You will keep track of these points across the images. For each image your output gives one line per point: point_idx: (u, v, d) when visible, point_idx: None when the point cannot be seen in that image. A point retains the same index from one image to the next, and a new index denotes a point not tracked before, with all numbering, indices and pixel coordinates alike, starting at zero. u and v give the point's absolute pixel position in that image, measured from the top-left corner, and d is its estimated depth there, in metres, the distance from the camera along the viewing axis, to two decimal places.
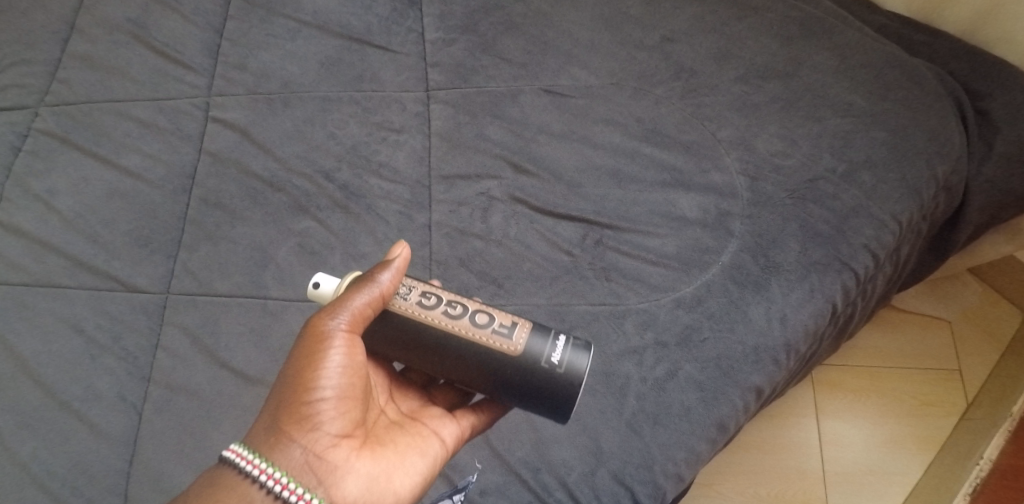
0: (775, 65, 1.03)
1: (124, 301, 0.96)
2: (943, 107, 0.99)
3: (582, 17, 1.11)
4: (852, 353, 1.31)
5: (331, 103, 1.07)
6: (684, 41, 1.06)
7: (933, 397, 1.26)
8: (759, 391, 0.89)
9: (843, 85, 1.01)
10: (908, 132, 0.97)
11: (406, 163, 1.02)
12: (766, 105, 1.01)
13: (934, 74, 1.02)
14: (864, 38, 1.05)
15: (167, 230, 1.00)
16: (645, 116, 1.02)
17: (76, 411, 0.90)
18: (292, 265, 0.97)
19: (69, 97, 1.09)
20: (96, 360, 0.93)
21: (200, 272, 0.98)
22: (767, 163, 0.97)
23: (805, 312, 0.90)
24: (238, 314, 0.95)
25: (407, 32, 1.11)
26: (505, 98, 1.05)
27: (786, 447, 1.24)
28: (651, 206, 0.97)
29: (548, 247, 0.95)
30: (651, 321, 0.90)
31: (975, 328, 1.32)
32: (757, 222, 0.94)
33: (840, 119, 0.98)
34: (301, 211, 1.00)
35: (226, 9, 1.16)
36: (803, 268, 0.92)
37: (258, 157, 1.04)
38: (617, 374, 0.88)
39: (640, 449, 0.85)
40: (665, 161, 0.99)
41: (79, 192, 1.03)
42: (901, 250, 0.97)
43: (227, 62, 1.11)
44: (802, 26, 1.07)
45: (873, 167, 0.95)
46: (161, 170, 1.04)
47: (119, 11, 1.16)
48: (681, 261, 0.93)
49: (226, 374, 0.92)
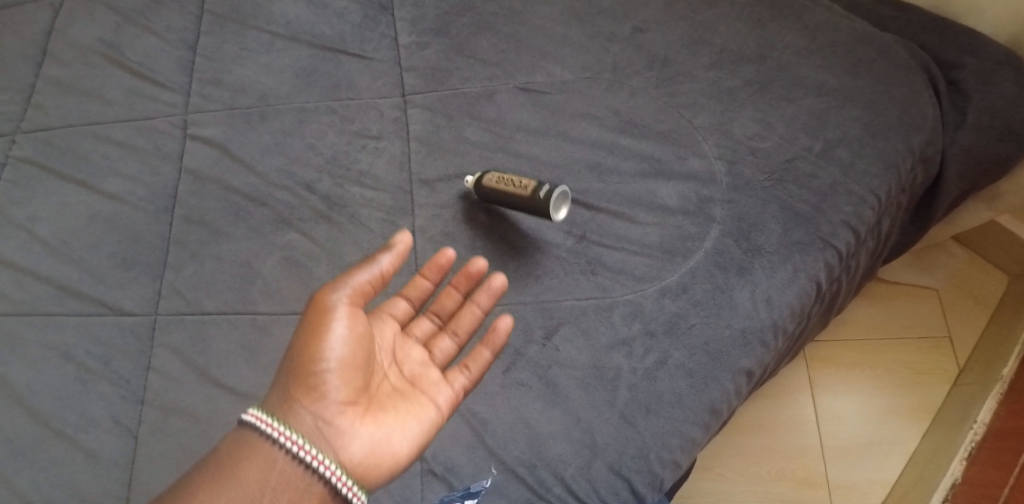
0: (747, 49, 1.04)
1: (112, 325, 0.96)
2: (914, 79, 1.00)
3: (553, 12, 1.11)
4: (843, 328, 1.32)
5: (309, 114, 1.07)
6: (655, 30, 1.07)
7: (926, 365, 1.27)
8: (749, 374, 0.90)
9: (815, 64, 1.02)
10: (880, 107, 0.98)
11: (386, 169, 1.02)
12: (740, 89, 1.01)
13: (903, 47, 1.03)
14: (834, 16, 1.06)
15: (151, 251, 1.00)
16: (621, 108, 1.02)
17: (72, 438, 0.91)
18: (279, 279, 0.97)
19: (44, 122, 1.09)
20: (89, 385, 0.93)
21: (187, 291, 0.98)
22: (744, 146, 0.98)
23: (790, 292, 0.91)
24: (227, 332, 0.95)
25: (380, 38, 1.11)
26: (481, 98, 1.05)
27: (783, 426, 1.25)
28: (632, 197, 0.98)
29: (533, 245, 0.96)
30: (638, 311, 0.91)
31: (963, 294, 1.32)
32: (737, 206, 0.95)
33: (814, 98, 0.99)
34: (286, 224, 1.01)
35: (197, 25, 1.15)
36: (785, 249, 0.93)
37: (239, 172, 1.04)
38: (607, 367, 0.89)
39: (635, 439, 0.86)
40: (644, 151, 1.00)
41: (61, 218, 1.03)
42: (881, 223, 0.98)
43: (202, 79, 1.11)
44: (772, 7, 1.07)
45: (848, 144, 0.96)
46: (142, 192, 1.04)
47: (91, 32, 1.16)
48: (665, 250, 0.94)
49: (220, 392, 0.92)
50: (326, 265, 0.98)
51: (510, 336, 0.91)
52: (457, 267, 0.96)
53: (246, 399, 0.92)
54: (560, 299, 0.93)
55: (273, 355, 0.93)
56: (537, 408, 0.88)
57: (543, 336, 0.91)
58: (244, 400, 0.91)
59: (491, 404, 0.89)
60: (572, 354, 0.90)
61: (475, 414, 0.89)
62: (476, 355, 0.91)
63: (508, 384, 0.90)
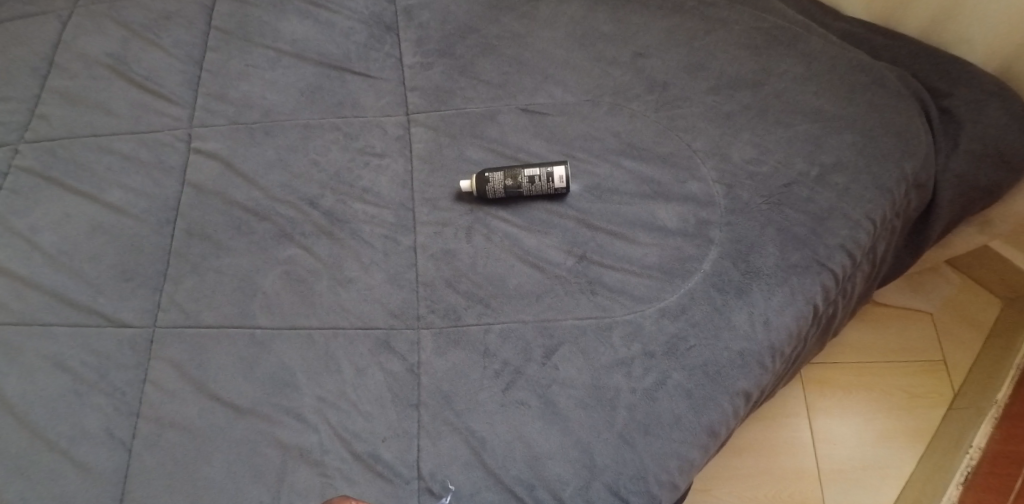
0: (745, 75, 1.06)
1: (110, 337, 0.96)
2: (907, 106, 1.02)
3: (556, 35, 1.13)
4: (838, 351, 1.33)
5: (313, 130, 1.08)
6: (655, 55, 1.09)
7: (920, 388, 1.28)
8: (747, 396, 0.91)
9: (811, 90, 1.04)
10: (875, 133, 1.00)
11: (389, 186, 1.03)
12: (739, 114, 1.03)
13: (896, 75, 1.05)
14: (829, 44, 1.08)
15: (151, 263, 1.00)
16: (621, 130, 1.04)
17: (66, 451, 0.90)
18: (279, 294, 0.98)
19: (49, 133, 1.10)
20: (84, 397, 0.93)
21: (187, 304, 0.97)
22: (742, 170, 0.99)
23: (788, 314, 0.92)
24: (226, 346, 0.95)
25: (385, 57, 1.13)
26: (483, 118, 1.07)
27: (780, 448, 1.25)
28: (633, 218, 0.99)
29: (533, 264, 0.97)
30: (637, 332, 0.92)
31: (956, 319, 1.34)
32: (735, 229, 0.96)
33: (810, 124, 1.01)
34: (287, 239, 1.01)
35: (204, 40, 1.16)
36: (782, 271, 0.94)
37: (241, 187, 1.04)
38: (606, 387, 0.90)
39: (633, 459, 0.87)
40: (644, 173, 1.01)
41: (61, 229, 1.03)
42: (877, 247, 1.00)
43: (207, 93, 1.11)
44: (770, 34, 1.09)
45: (844, 168, 0.98)
46: (144, 204, 1.04)
47: (98, 45, 1.16)
48: (663, 271, 0.95)
49: (216, 406, 0.92)
50: (326, 280, 0.98)
51: (509, 355, 0.92)
52: (458, 285, 0.96)
53: (244, 414, 0.92)
54: (560, 318, 0.94)
55: (273, 370, 0.93)
56: (535, 426, 0.89)
57: (542, 356, 0.92)
58: (242, 415, 0.91)
59: (489, 422, 0.89)
60: (571, 373, 0.90)
61: (473, 432, 0.89)
62: (475, 373, 0.91)
63: (506, 402, 0.90)
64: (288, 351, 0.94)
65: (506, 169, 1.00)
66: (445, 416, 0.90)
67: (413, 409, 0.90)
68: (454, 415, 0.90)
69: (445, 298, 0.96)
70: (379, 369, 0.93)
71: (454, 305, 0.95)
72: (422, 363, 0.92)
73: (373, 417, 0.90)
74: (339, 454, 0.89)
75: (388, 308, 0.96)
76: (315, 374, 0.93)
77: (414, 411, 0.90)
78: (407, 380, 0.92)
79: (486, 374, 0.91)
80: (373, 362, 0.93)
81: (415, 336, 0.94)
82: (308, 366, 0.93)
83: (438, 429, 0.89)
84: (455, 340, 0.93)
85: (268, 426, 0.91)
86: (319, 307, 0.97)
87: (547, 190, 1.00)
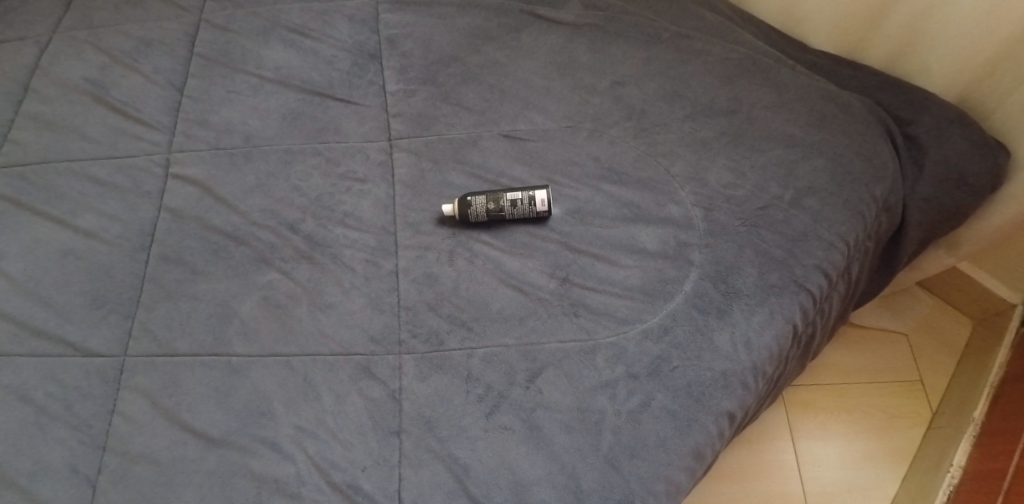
0: (719, 103, 1.09)
1: (77, 368, 0.92)
2: (875, 133, 1.06)
3: (537, 64, 1.16)
4: (818, 373, 1.34)
5: (295, 156, 1.08)
6: (633, 84, 1.12)
7: (899, 410, 1.29)
8: (731, 417, 0.91)
9: (782, 117, 1.07)
10: (845, 159, 1.03)
11: (371, 211, 1.03)
12: (714, 140, 1.06)
13: (863, 103, 1.10)
14: (798, 75, 1.12)
15: (123, 290, 0.97)
16: (602, 155, 1.06)
17: (23, 488, 0.86)
18: (257, 320, 0.95)
19: (23, 158, 1.08)
20: (46, 430, 0.89)
21: (161, 331, 0.94)
22: (719, 194, 1.02)
23: (768, 334, 0.93)
24: (199, 374, 0.92)
25: (368, 85, 1.14)
26: (466, 144, 1.08)
27: (766, 472, 1.25)
28: (615, 240, 1.00)
29: (516, 287, 0.97)
30: (621, 354, 0.92)
31: (930, 340, 1.36)
32: (715, 251, 0.98)
33: (782, 151, 1.04)
34: (265, 264, 0.99)
35: (186, 67, 1.17)
36: (761, 292, 0.95)
37: (220, 212, 1.03)
38: (591, 410, 0.89)
39: (620, 484, 0.85)
40: (624, 197, 1.03)
41: (29, 255, 1.00)
42: (852, 267, 1.03)
43: (188, 119, 1.11)
44: (741, 65, 1.13)
45: (817, 192, 1.01)
46: (118, 229, 1.02)
47: (77, 71, 1.16)
48: (645, 293, 0.96)
49: (189, 438, 0.89)
50: (306, 305, 0.96)
51: (494, 379, 0.91)
52: (440, 309, 0.95)
53: (216, 444, 0.88)
54: (544, 341, 0.93)
55: (249, 399, 0.90)
56: (520, 452, 0.87)
57: (526, 379, 0.91)
58: (214, 446, 0.88)
59: (472, 448, 0.87)
60: (556, 397, 0.89)
61: (456, 458, 0.87)
62: (458, 398, 0.90)
63: (490, 428, 0.88)
64: (265, 379, 0.92)
65: (489, 193, 1.01)
66: (428, 443, 0.88)
67: (394, 436, 0.88)
68: (437, 442, 0.88)
69: (427, 322, 0.95)
70: (359, 395, 0.90)
71: (436, 329, 0.94)
72: (404, 389, 0.90)
73: (352, 445, 0.88)
74: (317, 485, 0.86)
75: (368, 333, 0.94)
76: (292, 401, 0.90)
77: (395, 439, 0.88)
78: (389, 407, 0.90)
79: (469, 399, 0.90)
80: (353, 389, 0.91)
81: (397, 362, 0.92)
82: (286, 394, 0.91)
83: (421, 457, 0.87)
84: (438, 364, 0.92)
85: (243, 458, 0.87)
86: (299, 333, 0.95)
87: (528, 213, 1.01)
